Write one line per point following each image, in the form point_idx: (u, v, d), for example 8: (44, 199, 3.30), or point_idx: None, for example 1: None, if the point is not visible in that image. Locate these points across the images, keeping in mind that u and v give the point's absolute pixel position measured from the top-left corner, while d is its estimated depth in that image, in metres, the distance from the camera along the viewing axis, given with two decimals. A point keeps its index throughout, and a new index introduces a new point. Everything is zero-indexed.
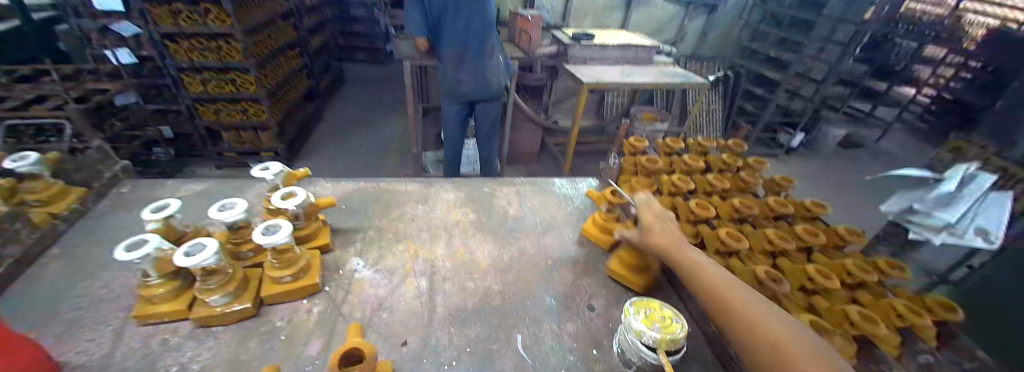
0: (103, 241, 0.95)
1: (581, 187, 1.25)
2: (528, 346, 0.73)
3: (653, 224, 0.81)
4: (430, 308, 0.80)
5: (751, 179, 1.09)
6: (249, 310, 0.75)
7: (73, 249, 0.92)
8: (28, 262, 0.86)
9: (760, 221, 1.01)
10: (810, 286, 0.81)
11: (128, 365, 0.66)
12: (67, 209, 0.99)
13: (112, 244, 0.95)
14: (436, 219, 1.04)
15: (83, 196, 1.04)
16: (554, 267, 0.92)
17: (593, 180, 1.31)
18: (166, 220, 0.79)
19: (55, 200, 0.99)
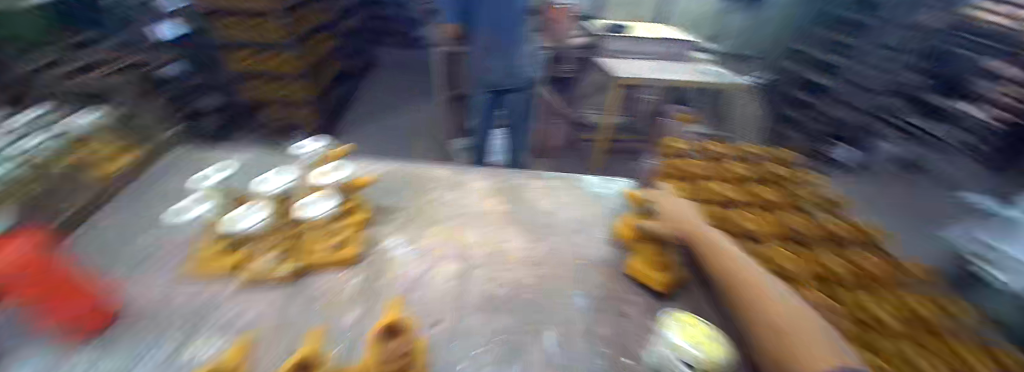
0: (158, 204, 1.02)
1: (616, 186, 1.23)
2: (558, 340, 0.72)
3: (680, 216, 0.90)
4: (462, 292, 0.81)
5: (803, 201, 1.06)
6: (288, 277, 0.78)
7: (129, 210, 0.98)
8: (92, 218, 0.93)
9: (812, 239, 0.96)
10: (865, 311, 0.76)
11: (178, 312, 0.70)
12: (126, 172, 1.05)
13: (165, 208, 1.00)
14: (469, 207, 1.04)
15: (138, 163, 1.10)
16: (586, 266, 0.91)
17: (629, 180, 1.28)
18: None
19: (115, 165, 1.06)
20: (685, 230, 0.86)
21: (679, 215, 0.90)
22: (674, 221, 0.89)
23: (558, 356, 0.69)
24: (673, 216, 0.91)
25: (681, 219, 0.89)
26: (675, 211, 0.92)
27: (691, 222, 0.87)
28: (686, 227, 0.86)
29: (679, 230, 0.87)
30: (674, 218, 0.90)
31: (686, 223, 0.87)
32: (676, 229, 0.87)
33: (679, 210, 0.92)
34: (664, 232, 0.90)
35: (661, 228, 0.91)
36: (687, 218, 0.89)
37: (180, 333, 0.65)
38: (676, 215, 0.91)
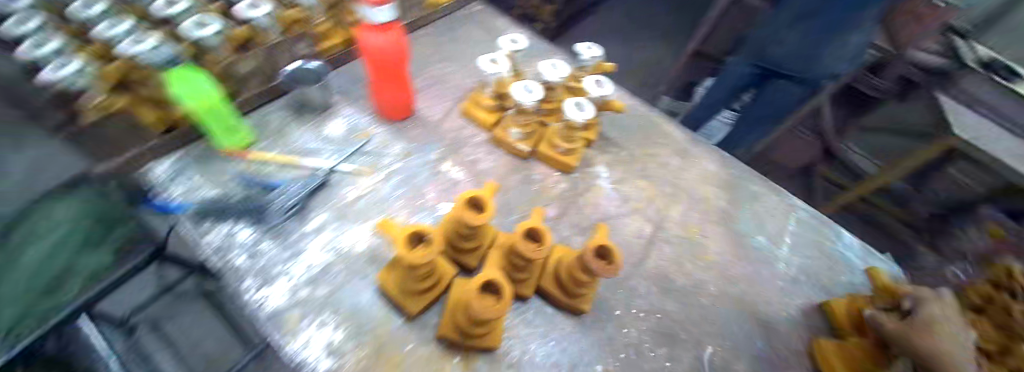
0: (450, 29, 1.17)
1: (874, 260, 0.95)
2: (711, 357, 0.72)
3: (934, 316, 0.57)
4: (644, 256, 0.83)
5: None
6: (523, 153, 0.89)
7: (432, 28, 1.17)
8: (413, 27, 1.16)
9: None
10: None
11: (446, 139, 0.91)
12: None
13: (453, 34, 1.14)
14: (684, 182, 0.97)
15: None
16: (779, 316, 0.81)
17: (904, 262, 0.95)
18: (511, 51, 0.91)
19: None
20: (936, 350, 0.53)
21: (927, 312, 0.58)
22: (912, 318, 0.58)
23: (702, 370, 0.70)
24: (918, 311, 0.59)
25: (931, 317, 0.57)
26: (924, 301, 0.60)
27: (950, 333, 0.54)
28: (924, 329, 0.56)
29: (921, 342, 0.55)
30: (918, 317, 0.58)
31: (932, 324, 0.56)
32: (900, 329, 0.58)
33: (934, 306, 0.58)
34: (886, 326, 0.60)
35: (892, 328, 0.59)
36: (938, 318, 0.56)
37: (450, 160, 0.88)
38: (926, 307, 0.59)
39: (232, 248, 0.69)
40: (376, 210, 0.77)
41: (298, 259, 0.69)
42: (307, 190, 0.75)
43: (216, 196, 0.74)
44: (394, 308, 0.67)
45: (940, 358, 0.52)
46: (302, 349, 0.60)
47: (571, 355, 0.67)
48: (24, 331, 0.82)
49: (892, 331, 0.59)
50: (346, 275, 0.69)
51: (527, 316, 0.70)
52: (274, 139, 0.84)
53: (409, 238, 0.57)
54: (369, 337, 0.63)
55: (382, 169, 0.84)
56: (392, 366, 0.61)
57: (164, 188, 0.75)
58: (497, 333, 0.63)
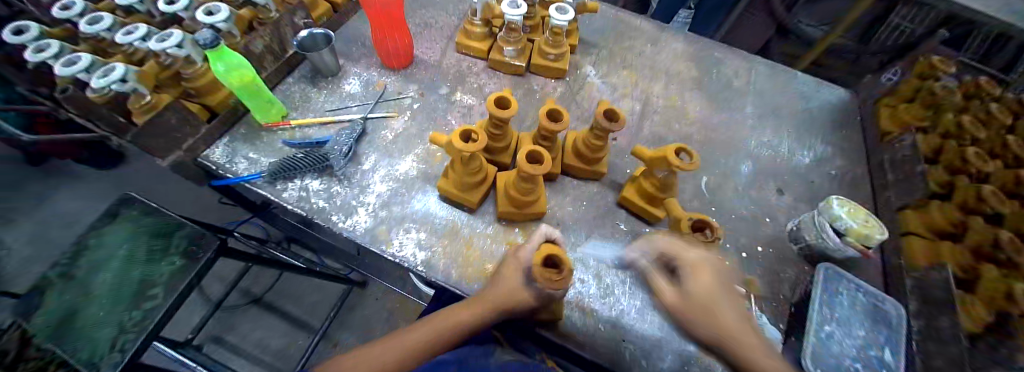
0: None
1: (824, 92, 1.18)
2: (708, 185, 0.94)
3: (708, 288, 0.51)
4: (639, 126, 1.01)
5: None
6: (520, 69, 1.03)
7: None
8: None
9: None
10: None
11: (452, 72, 1.04)
12: None
13: None
14: (661, 63, 1.16)
15: None
16: (753, 147, 1.03)
17: (841, 91, 1.19)
18: None
19: None
20: (707, 323, 0.49)
21: (696, 278, 0.52)
22: (682, 285, 0.53)
23: (702, 194, 0.93)
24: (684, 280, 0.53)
25: (697, 281, 0.52)
26: (690, 263, 0.54)
27: (719, 303, 0.50)
28: (701, 306, 0.50)
29: (696, 317, 0.50)
30: (681, 284, 0.53)
31: (704, 301, 0.50)
32: (684, 304, 0.51)
33: (706, 272, 0.53)
34: (665, 296, 0.54)
35: (672, 301, 0.53)
36: (700, 285, 0.51)
37: (460, 91, 1.01)
38: (691, 275, 0.53)
39: (310, 195, 0.79)
40: (417, 144, 0.90)
41: (368, 191, 0.82)
42: (354, 137, 0.86)
43: (277, 160, 0.83)
44: (456, 207, 0.82)
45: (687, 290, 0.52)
46: (398, 250, 0.75)
47: (605, 207, 0.87)
48: (128, 342, 0.84)
49: (673, 306, 0.53)
50: (410, 193, 0.83)
51: (564, 189, 0.88)
52: (305, 107, 0.93)
53: (461, 136, 0.71)
54: (445, 231, 0.79)
55: (407, 111, 0.95)
56: (469, 246, 0.77)
57: (229, 165, 0.82)
58: (542, 201, 0.80)
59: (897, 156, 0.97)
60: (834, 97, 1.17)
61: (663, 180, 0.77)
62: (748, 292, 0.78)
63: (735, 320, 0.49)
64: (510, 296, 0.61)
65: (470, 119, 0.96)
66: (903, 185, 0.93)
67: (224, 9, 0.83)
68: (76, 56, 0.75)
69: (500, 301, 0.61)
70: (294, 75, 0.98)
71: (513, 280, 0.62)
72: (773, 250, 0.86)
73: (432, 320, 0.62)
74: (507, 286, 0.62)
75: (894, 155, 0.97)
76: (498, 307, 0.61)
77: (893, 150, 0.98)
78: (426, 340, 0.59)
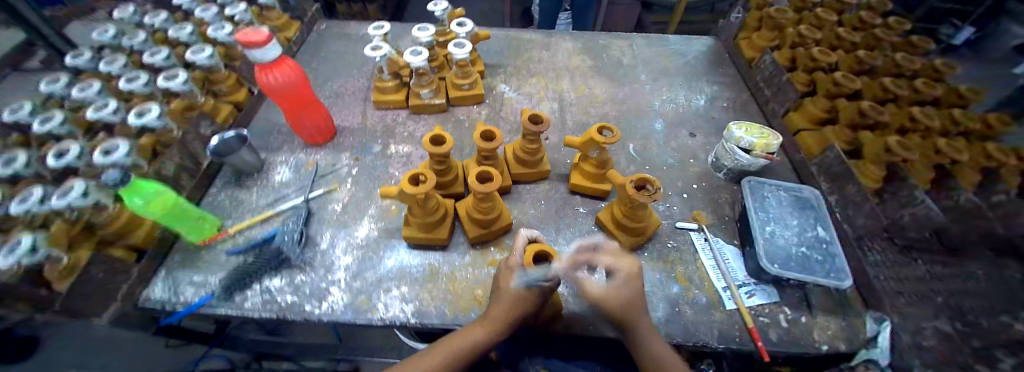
0: (325, 57, 1.28)
1: (693, 45, 1.40)
2: (636, 149, 1.07)
3: (625, 295, 0.61)
4: (562, 119, 1.11)
5: (885, 37, 1.11)
6: (442, 105, 1.09)
7: (309, 61, 1.26)
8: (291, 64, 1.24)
9: (881, 76, 1.08)
10: (911, 127, 0.94)
11: (379, 128, 1.07)
12: (295, 33, 1.30)
13: (332, 59, 1.27)
14: (560, 63, 1.30)
15: (301, 27, 1.32)
16: (659, 106, 1.18)
17: (706, 40, 1.42)
18: (383, 36, 1.11)
19: (287, 28, 1.30)
20: (619, 314, 0.60)
21: (627, 283, 0.61)
22: (614, 286, 0.61)
23: (635, 158, 1.04)
24: (609, 283, 0.61)
25: (624, 288, 0.61)
26: (627, 274, 0.62)
27: (635, 299, 0.61)
28: (623, 304, 0.60)
29: (616, 310, 0.60)
30: (609, 287, 0.61)
31: (625, 306, 0.60)
32: (613, 303, 0.60)
33: (629, 283, 0.61)
34: (601, 299, 0.61)
35: (600, 301, 0.61)
36: (625, 290, 0.61)
37: (394, 143, 1.04)
38: (619, 283, 0.61)
39: (274, 294, 0.76)
40: (368, 206, 0.91)
41: (335, 268, 0.80)
42: (302, 221, 0.85)
43: (226, 274, 0.78)
44: (427, 250, 0.84)
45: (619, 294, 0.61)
46: (386, 312, 0.74)
47: (561, 199, 0.94)
48: None
49: (602, 300, 0.61)
50: (378, 254, 0.83)
51: (519, 197, 0.94)
52: (240, 210, 0.89)
53: (411, 181, 0.74)
54: (424, 277, 0.80)
55: (347, 179, 0.96)
56: (452, 281, 0.79)
57: (174, 298, 0.76)
58: (505, 214, 0.85)
59: (765, 75, 1.17)
60: (703, 46, 1.39)
61: (598, 159, 0.87)
62: (699, 225, 0.90)
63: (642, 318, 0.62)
64: (517, 305, 0.63)
65: (412, 165, 0.99)
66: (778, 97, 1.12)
67: (122, 146, 0.79)
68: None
69: (506, 315, 0.63)
70: (217, 185, 0.94)
71: (514, 288, 0.64)
72: (707, 184, 0.99)
73: (452, 342, 0.63)
74: (509, 296, 0.63)
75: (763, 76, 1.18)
76: (507, 320, 0.63)
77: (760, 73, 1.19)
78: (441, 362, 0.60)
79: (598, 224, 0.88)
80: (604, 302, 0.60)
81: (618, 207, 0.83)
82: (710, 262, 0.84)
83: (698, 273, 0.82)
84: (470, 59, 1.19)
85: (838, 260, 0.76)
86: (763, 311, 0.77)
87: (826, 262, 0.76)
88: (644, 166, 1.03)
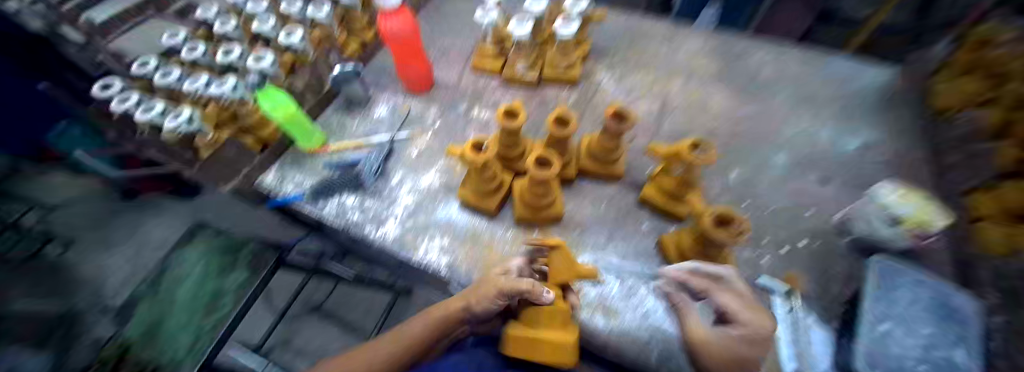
0: (448, 14, 1.36)
1: (863, 75, 1.10)
2: (738, 178, 0.90)
3: (734, 354, 0.46)
4: (658, 124, 1.00)
5: None
6: (533, 81, 1.08)
7: (434, 16, 1.36)
8: (417, 13, 1.35)
9: None
10: None
11: (471, 89, 1.11)
12: None
13: (453, 17, 1.35)
14: (678, 61, 1.15)
15: None
16: (786, 136, 0.97)
17: (884, 72, 1.10)
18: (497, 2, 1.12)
19: None
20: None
21: (742, 340, 0.47)
22: (726, 335, 0.48)
23: (731, 188, 0.89)
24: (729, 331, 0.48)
25: (744, 345, 0.47)
26: (753, 328, 0.48)
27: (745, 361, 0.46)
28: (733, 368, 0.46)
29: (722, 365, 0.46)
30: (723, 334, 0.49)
31: (733, 364, 0.46)
32: (716, 349, 0.47)
33: (737, 345, 0.47)
34: (709, 341, 0.48)
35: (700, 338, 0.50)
36: (744, 346, 0.47)
37: (479, 106, 1.07)
38: (733, 338, 0.48)
39: (346, 209, 0.87)
40: (439, 158, 0.96)
41: (395, 204, 0.88)
42: (382, 155, 0.94)
43: (318, 180, 0.92)
44: (475, 214, 0.86)
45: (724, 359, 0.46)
46: (423, 256, 0.79)
47: (625, 208, 0.86)
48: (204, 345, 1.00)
49: (703, 343, 0.49)
50: (433, 203, 0.88)
51: (582, 191, 0.89)
52: (343, 132, 1.04)
53: (473, 148, 0.76)
54: (465, 237, 0.82)
55: (429, 130, 1.02)
56: (488, 249, 0.80)
57: (279, 187, 0.93)
58: (558, 203, 0.81)
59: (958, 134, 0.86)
60: (877, 79, 1.09)
61: (683, 177, 0.75)
62: (789, 290, 0.73)
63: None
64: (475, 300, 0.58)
65: (489, 131, 1.01)
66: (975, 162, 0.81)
67: (270, 57, 0.96)
68: (131, 97, 0.91)
69: (457, 308, 0.60)
70: (333, 107, 1.10)
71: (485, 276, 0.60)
72: (818, 246, 0.80)
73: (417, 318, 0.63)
74: (468, 295, 0.59)
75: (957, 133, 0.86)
76: (460, 309, 0.60)
77: (953, 129, 0.88)
78: (403, 339, 0.61)
79: (658, 246, 0.79)
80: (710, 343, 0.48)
81: (687, 238, 0.71)
82: (785, 334, 0.68)
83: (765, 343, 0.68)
84: (576, 40, 1.13)
85: None
86: None
87: None
88: (740, 200, 0.87)
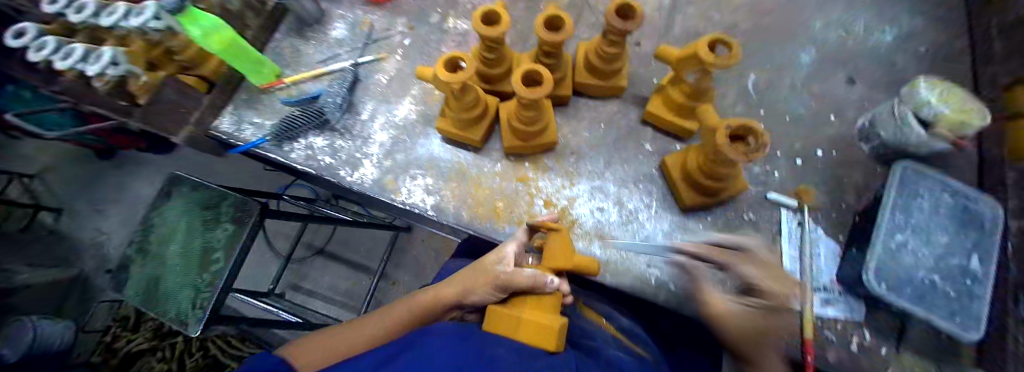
0: None
1: None
2: (757, 83, 0.79)
3: (755, 325, 0.48)
4: (668, 23, 0.85)
5: None
6: None
7: None
8: None
9: None
10: None
11: None
12: None
13: None
14: None
15: None
16: (818, 27, 0.83)
17: None
18: None
19: None
20: (747, 343, 0.48)
21: (770, 313, 0.48)
22: (748, 307, 0.50)
23: (748, 95, 0.78)
24: (752, 304, 0.49)
25: (765, 318, 0.49)
26: (777, 299, 0.48)
27: (766, 330, 0.48)
28: (753, 337, 0.48)
29: (743, 335, 0.49)
30: (739, 305, 0.50)
31: (754, 334, 0.48)
32: (734, 322, 0.49)
33: (763, 318, 0.49)
34: (728, 320, 0.50)
35: (719, 312, 0.50)
36: (763, 317, 0.49)
37: (454, 17, 0.91)
38: (756, 309, 0.49)
39: (316, 152, 0.78)
40: (413, 84, 0.84)
41: (371, 142, 0.78)
42: (347, 86, 0.81)
43: (278, 121, 0.81)
44: (460, 148, 0.77)
45: (745, 330, 0.48)
46: (408, 197, 0.73)
47: (627, 127, 0.77)
48: (206, 299, 0.99)
49: (722, 317, 0.50)
50: (412, 139, 0.79)
51: (577, 113, 0.79)
52: (297, 61, 0.89)
53: (448, 66, 0.62)
54: (452, 173, 0.75)
55: (398, 50, 0.88)
56: (478, 185, 0.74)
57: (237, 134, 0.83)
58: (552, 129, 0.72)
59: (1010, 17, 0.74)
60: None
61: (694, 84, 0.63)
62: (798, 205, 0.69)
63: (777, 355, 0.49)
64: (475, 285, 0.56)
65: (467, 47, 0.88)
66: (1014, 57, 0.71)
67: None
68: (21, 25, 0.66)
69: (453, 295, 0.58)
70: (280, 31, 0.92)
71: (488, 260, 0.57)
72: (838, 154, 0.73)
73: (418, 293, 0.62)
74: (465, 284, 0.57)
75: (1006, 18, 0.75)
76: (457, 295, 0.58)
77: (1005, 11, 0.76)
78: (401, 315, 0.61)
79: (660, 168, 0.73)
80: (727, 321, 0.49)
81: (696, 158, 0.63)
82: (790, 251, 0.66)
83: None
84: None
85: (977, 303, 0.55)
86: (835, 327, 0.62)
87: (959, 303, 0.55)
88: (757, 110, 0.77)
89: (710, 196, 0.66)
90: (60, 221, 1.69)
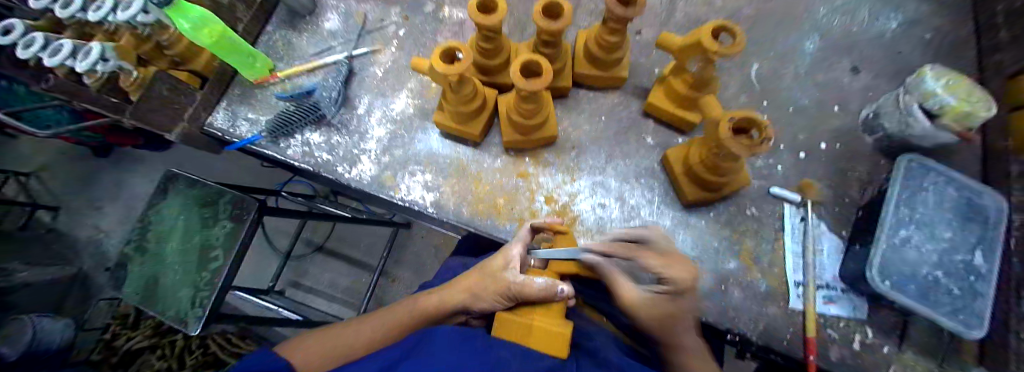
0: None
1: None
2: (760, 73, 0.78)
3: (661, 313, 0.48)
4: (669, 12, 0.83)
5: None
6: None
7: None
8: None
9: None
10: None
11: None
12: None
13: None
14: None
15: None
16: (822, 14, 0.81)
17: None
18: None
19: None
20: (657, 328, 0.49)
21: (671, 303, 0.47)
22: (652, 295, 0.48)
23: (751, 86, 0.77)
24: (653, 292, 0.48)
25: (667, 303, 0.48)
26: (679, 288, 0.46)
27: (671, 318, 0.48)
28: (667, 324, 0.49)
29: (654, 322, 0.49)
30: (646, 294, 0.49)
31: (662, 321, 0.48)
32: (644, 310, 0.49)
33: (664, 306, 0.48)
34: (636, 306, 0.49)
35: (629, 301, 0.50)
36: (668, 304, 0.48)
37: (451, 7, 0.89)
38: (658, 296, 0.48)
39: (312, 149, 0.76)
40: (410, 77, 0.82)
41: (367, 138, 0.77)
42: (341, 80, 0.80)
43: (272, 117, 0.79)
44: (458, 143, 0.76)
45: (655, 319, 0.49)
46: (406, 194, 0.72)
47: (628, 120, 0.76)
48: (205, 298, 0.98)
49: (632, 305, 0.50)
50: (410, 134, 0.77)
51: (577, 105, 0.78)
52: (290, 54, 0.87)
53: (444, 57, 0.60)
54: (451, 169, 0.74)
55: (393, 42, 0.86)
56: (478, 181, 0.73)
57: (232, 129, 0.81)
58: (551, 123, 0.70)
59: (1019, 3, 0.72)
60: None
61: (696, 76, 0.62)
62: (802, 199, 0.68)
63: (690, 332, 0.49)
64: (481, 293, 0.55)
65: (463, 38, 0.87)
66: (1020, 46, 0.70)
67: None
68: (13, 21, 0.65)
69: (458, 302, 0.58)
70: (273, 23, 0.90)
71: (492, 266, 0.56)
72: (842, 146, 0.72)
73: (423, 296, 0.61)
74: (473, 290, 0.56)
75: (1014, 2, 0.73)
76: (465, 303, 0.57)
77: None
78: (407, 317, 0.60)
79: (662, 161, 0.72)
80: (635, 310, 0.49)
81: (699, 151, 0.62)
82: (794, 246, 0.66)
83: (772, 255, 0.66)
84: None
85: (983, 299, 0.54)
86: (837, 322, 0.62)
87: (964, 298, 0.55)
88: (760, 101, 0.76)
89: (715, 191, 0.65)
90: (57, 220, 1.68)
